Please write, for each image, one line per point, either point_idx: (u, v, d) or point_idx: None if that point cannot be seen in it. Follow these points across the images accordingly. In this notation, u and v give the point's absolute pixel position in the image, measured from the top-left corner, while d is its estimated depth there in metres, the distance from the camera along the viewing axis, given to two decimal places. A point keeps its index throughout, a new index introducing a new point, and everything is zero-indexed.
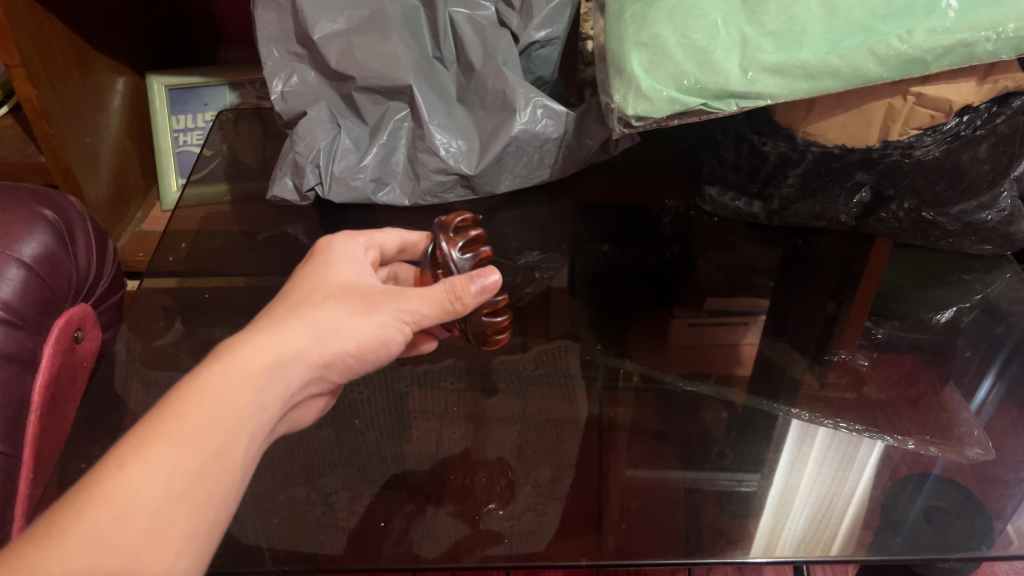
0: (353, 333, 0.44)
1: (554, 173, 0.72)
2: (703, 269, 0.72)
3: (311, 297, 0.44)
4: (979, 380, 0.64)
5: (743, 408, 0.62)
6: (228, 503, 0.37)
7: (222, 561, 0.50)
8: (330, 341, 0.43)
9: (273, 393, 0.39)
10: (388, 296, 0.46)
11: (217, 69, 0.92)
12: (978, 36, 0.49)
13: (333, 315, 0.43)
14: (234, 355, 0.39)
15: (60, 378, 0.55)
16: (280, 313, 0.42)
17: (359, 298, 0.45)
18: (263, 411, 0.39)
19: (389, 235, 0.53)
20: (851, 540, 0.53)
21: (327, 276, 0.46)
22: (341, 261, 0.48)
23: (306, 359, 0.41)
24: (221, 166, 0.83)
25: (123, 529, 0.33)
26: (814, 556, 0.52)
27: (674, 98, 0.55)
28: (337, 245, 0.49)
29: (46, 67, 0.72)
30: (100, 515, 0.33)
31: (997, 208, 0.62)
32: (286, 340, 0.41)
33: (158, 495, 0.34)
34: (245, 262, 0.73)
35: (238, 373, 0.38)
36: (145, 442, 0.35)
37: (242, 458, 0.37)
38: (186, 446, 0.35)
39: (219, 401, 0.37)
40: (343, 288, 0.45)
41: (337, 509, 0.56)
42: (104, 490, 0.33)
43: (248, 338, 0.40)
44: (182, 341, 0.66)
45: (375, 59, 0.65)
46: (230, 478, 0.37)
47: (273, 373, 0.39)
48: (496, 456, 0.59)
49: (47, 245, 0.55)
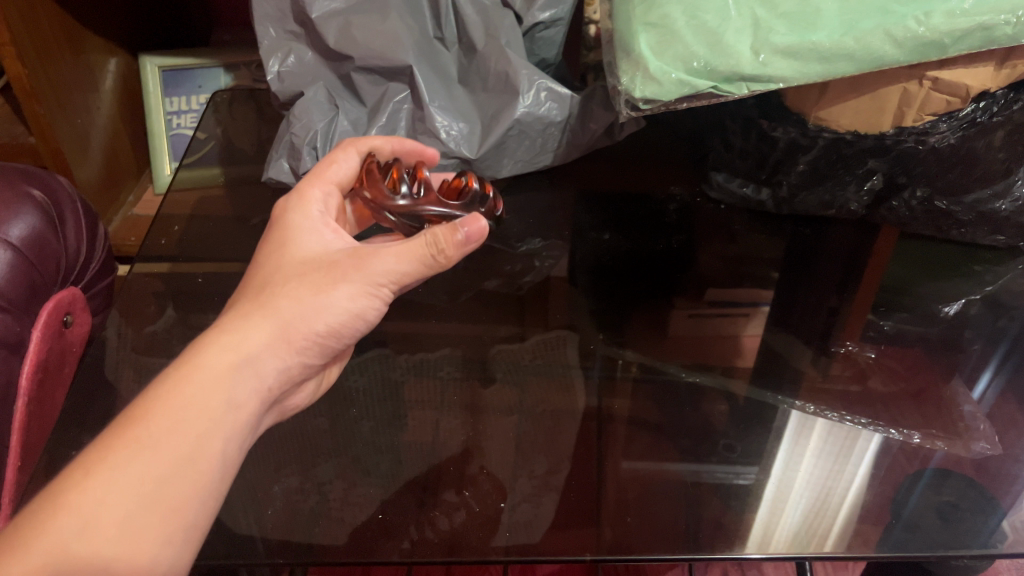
0: (324, 317, 0.43)
1: (557, 157, 0.71)
2: (705, 259, 0.71)
3: (275, 283, 0.44)
4: (981, 374, 0.63)
5: (743, 400, 0.61)
6: (208, 504, 0.38)
7: (213, 552, 0.49)
8: (301, 329, 0.42)
9: (246, 388, 0.40)
10: (358, 263, 0.44)
11: (212, 51, 0.90)
12: (997, 20, 0.48)
13: (298, 299, 0.43)
14: (200, 355, 0.39)
15: (47, 363, 0.53)
16: (245, 306, 0.43)
17: (326, 273, 0.44)
18: (237, 408, 0.39)
19: (343, 163, 0.52)
20: (844, 537, 0.52)
21: (288, 257, 0.46)
22: (303, 232, 0.47)
23: (277, 352, 0.42)
24: (214, 150, 0.81)
25: (88, 537, 0.33)
26: (806, 553, 0.51)
27: (683, 81, 0.53)
28: (294, 213, 0.48)
29: (35, 45, 0.70)
30: (65, 526, 0.33)
31: (1011, 197, 0.60)
32: (251, 336, 0.41)
33: (124, 502, 0.34)
34: (238, 246, 0.71)
35: (204, 373, 0.39)
36: (111, 449, 0.35)
37: (220, 458, 0.38)
38: (153, 451, 0.36)
39: (186, 404, 0.37)
40: (311, 265, 0.45)
41: (330, 499, 0.54)
42: (67, 501, 0.34)
43: (213, 336, 0.40)
44: (174, 327, 0.65)
45: (374, 39, 0.63)
46: (206, 478, 0.37)
47: (244, 369, 0.40)
48: (491, 447, 0.58)
49: (35, 226, 0.53)
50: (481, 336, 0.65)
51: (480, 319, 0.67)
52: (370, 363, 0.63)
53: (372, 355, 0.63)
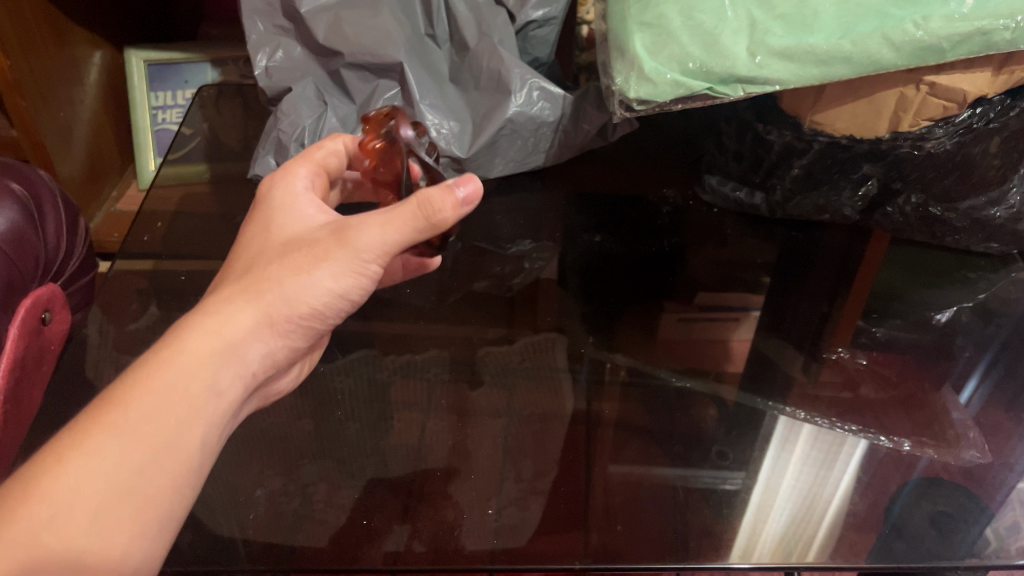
0: (306, 298, 0.42)
1: (548, 158, 0.70)
2: (696, 263, 0.70)
3: (258, 264, 0.42)
4: (970, 382, 0.63)
5: (733, 405, 0.61)
6: (187, 493, 0.37)
7: (193, 555, 0.48)
8: (285, 312, 0.41)
9: (229, 374, 0.39)
10: (339, 240, 0.42)
11: (199, 46, 0.88)
12: (996, 24, 0.48)
13: (279, 281, 0.41)
14: (182, 340, 0.38)
15: (25, 361, 0.51)
16: (230, 288, 0.41)
17: (307, 252, 0.42)
18: (220, 395, 0.38)
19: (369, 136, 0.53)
20: (827, 544, 0.52)
21: (272, 236, 0.44)
22: (284, 210, 0.46)
23: (261, 336, 0.40)
24: (200, 146, 0.80)
25: (62, 526, 0.32)
26: (788, 562, 0.50)
27: (678, 81, 0.53)
28: (278, 190, 0.47)
29: (18, 36, 0.68)
30: (35, 515, 0.32)
31: (1005, 204, 0.60)
32: (236, 319, 0.39)
33: (100, 492, 0.33)
34: (223, 244, 0.70)
35: (186, 358, 0.37)
36: (86, 436, 0.34)
37: (200, 447, 0.37)
38: (130, 439, 0.34)
39: (166, 390, 0.36)
40: (293, 245, 0.43)
41: (315, 501, 0.53)
42: (39, 489, 0.32)
43: (196, 320, 0.39)
44: (157, 325, 0.63)
45: (365, 35, 0.62)
46: (185, 468, 0.36)
47: (228, 355, 0.39)
48: (478, 450, 0.57)
49: (15, 221, 0.52)
50: (470, 338, 0.64)
51: (469, 320, 0.65)
52: (357, 365, 0.62)
53: (358, 357, 0.62)
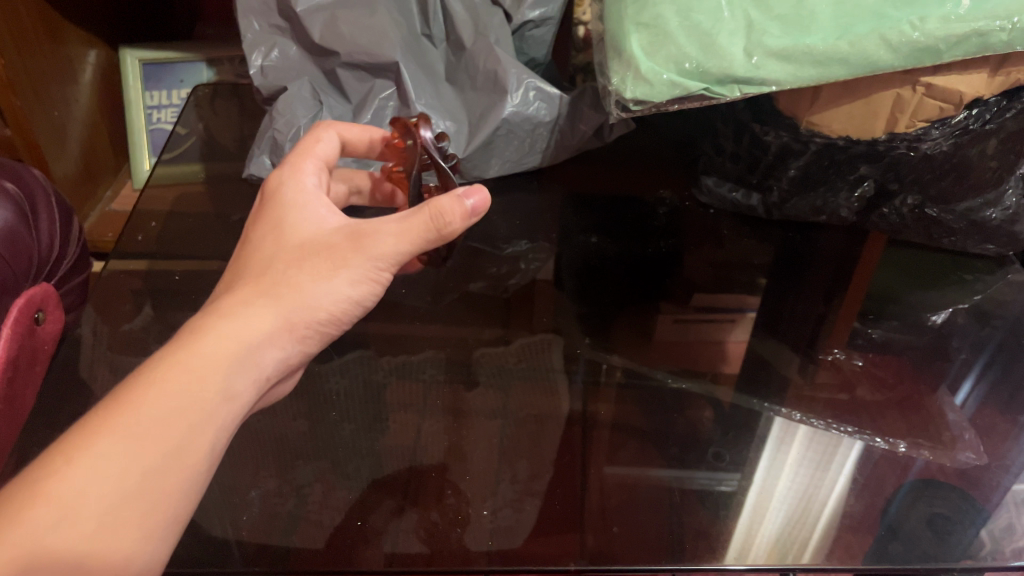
0: (323, 303, 0.42)
1: (545, 159, 0.70)
2: (692, 265, 0.70)
3: (274, 267, 0.42)
4: (966, 384, 0.63)
5: (729, 407, 0.61)
6: (193, 496, 0.36)
7: (187, 557, 0.48)
8: (302, 317, 0.41)
9: (244, 379, 0.38)
10: (357, 246, 0.43)
11: (194, 45, 0.87)
12: (993, 26, 0.48)
13: (299, 286, 0.42)
14: (198, 342, 0.38)
15: (17, 362, 0.51)
16: (246, 291, 0.41)
17: (325, 257, 0.43)
18: (234, 400, 0.38)
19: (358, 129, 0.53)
20: (821, 547, 0.51)
21: (286, 235, 0.44)
22: (298, 209, 0.45)
23: (277, 342, 0.40)
24: (195, 146, 0.79)
25: (68, 527, 0.32)
26: (783, 564, 0.50)
27: (675, 82, 0.53)
28: (288, 188, 0.47)
29: (11, 34, 0.68)
30: (41, 516, 0.31)
31: (1002, 206, 0.60)
32: (252, 324, 0.40)
33: (109, 493, 0.33)
34: (218, 243, 0.70)
35: (203, 361, 0.37)
36: (97, 436, 0.34)
37: (211, 451, 0.36)
38: (143, 440, 0.34)
39: (182, 392, 0.36)
40: (309, 248, 0.43)
41: (310, 502, 0.53)
42: (46, 489, 0.32)
43: (212, 323, 0.39)
44: (151, 325, 0.63)
45: (361, 34, 0.62)
46: (194, 472, 0.36)
47: (244, 360, 0.39)
48: (474, 451, 0.56)
49: (8, 220, 0.51)
50: (466, 339, 0.64)
51: (464, 321, 0.65)
52: (352, 365, 0.62)
53: (354, 357, 0.62)
